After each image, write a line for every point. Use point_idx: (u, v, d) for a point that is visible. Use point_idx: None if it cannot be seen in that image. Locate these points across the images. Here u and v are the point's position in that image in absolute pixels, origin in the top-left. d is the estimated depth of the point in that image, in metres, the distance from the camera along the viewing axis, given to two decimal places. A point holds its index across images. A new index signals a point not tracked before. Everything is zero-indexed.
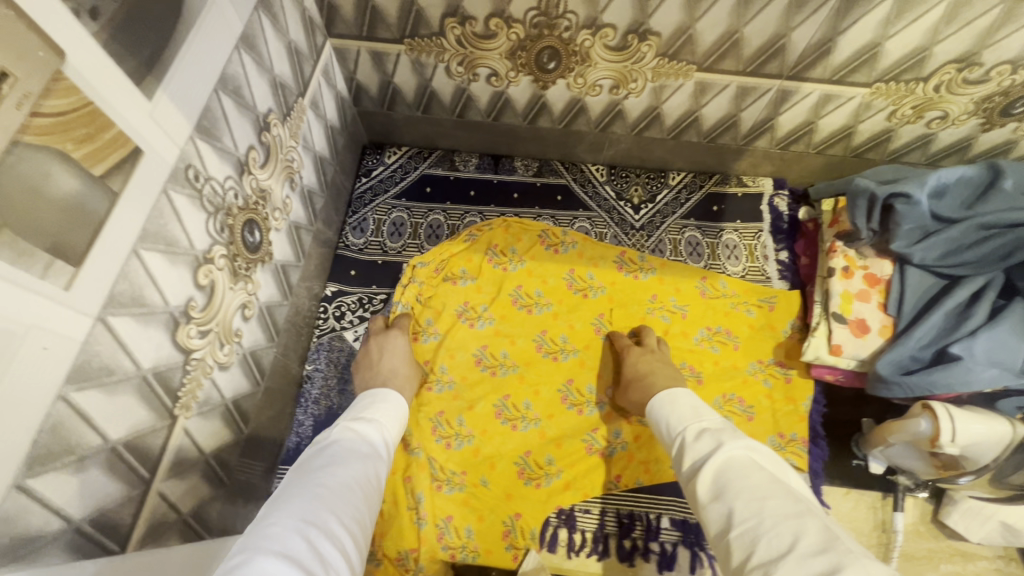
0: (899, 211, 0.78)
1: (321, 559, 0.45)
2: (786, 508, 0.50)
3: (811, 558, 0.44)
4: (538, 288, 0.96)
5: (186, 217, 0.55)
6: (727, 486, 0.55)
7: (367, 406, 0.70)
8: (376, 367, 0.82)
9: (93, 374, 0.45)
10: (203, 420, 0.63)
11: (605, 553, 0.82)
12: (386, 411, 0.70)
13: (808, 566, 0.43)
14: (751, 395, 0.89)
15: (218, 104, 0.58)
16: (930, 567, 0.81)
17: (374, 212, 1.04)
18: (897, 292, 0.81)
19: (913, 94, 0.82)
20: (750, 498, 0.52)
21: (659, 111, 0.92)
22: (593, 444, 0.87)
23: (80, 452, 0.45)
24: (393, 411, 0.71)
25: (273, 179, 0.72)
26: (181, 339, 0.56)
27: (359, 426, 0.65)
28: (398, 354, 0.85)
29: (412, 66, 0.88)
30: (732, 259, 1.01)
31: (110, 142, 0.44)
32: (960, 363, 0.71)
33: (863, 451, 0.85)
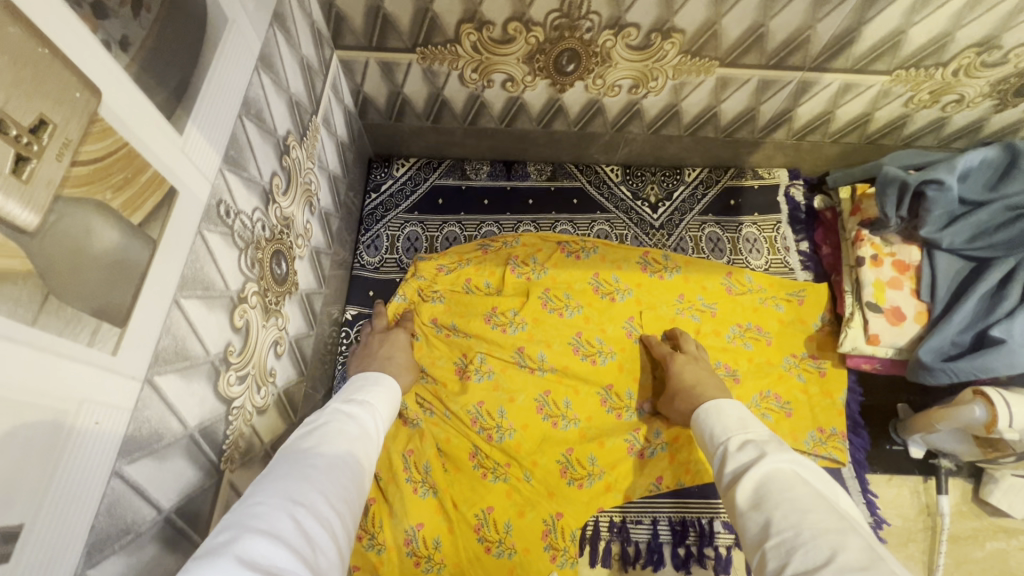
0: (930, 198, 0.77)
1: (310, 541, 0.40)
2: (828, 522, 0.45)
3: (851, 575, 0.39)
4: (566, 292, 0.94)
5: (220, 256, 0.50)
6: (767, 495, 0.50)
7: (357, 391, 0.65)
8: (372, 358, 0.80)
9: (145, 442, 0.41)
10: (247, 470, 0.59)
11: (660, 563, 0.81)
12: (379, 394, 0.65)
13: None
14: (786, 390, 0.89)
15: (242, 131, 0.54)
16: (975, 545, 0.82)
17: (387, 228, 1.00)
18: (929, 279, 0.82)
19: (931, 80, 0.82)
20: (790, 508, 0.47)
21: (677, 109, 0.90)
22: (634, 444, 0.85)
23: (136, 529, 0.41)
24: (386, 394, 0.66)
25: (294, 205, 0.68)
26: (222, 388, 0.52)
27: (351, 408, 0.59)
28: (399, 346, 0.84)
29: (423, 74, 0.84)
30: (754, 253, 1.01)
31: (146, 185, 0.40)
32: (1004, 346, 0.71)
33: (902, 436, 0.86)
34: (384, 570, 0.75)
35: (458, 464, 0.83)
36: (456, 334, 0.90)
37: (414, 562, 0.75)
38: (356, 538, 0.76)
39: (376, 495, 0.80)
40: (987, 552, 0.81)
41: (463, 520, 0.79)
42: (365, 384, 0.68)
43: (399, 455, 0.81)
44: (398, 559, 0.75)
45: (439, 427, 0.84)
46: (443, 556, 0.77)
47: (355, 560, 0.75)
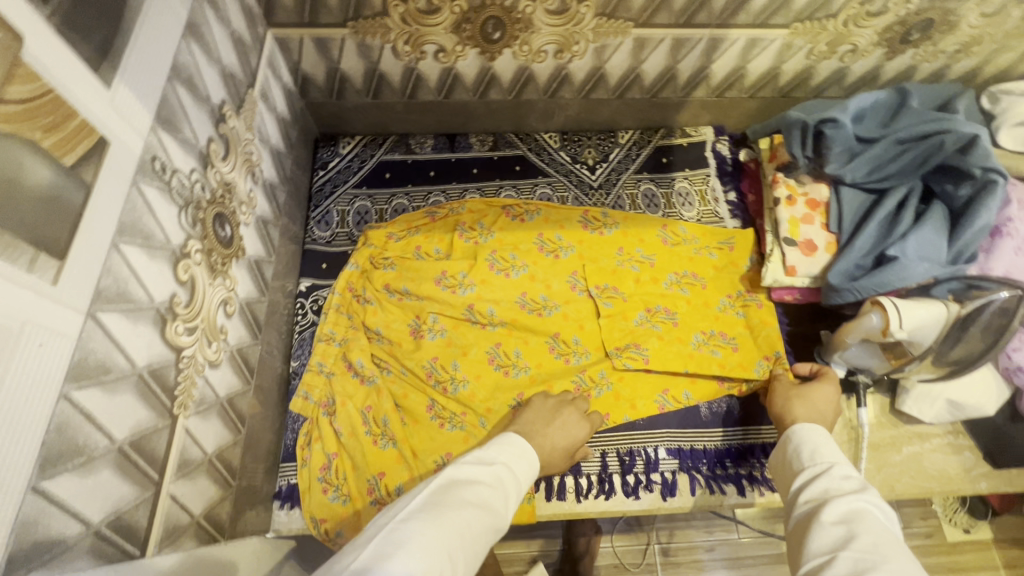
0: (829, 135, 0.86)
1: None
2: (913, 567, 0.49)
3: None
4: (512, 252, 0.99)
5: (158, 209, 0.54)
6: (859, 521, 0.55)
7: (514, 457, 0.66)
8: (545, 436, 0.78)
9: (92, 372, 0.44)
10: (203, 420, 0.62)
11: (612, 492, 0.85)
12: (530, 460, 0.67)
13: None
14: (728, 327, 0.95)
15: (174, 94, 0.57)
16: (894, 451, 0.90)
17: (336, 204, 1.03)
18: (836, 212, 0.89)
19: (826, 31, 0.90)
20: (880, 542, 0.52)
21: (603, 71, 0.96)
22: (581, 384, 0.91)
23: (88, 453, 0.44)
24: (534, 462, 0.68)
25: (235, 172, 0.71)
26: (170, 335, 0.55)
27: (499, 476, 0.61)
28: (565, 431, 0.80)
29: (358, 49, 0.88)
30: (687, 205, 1.08)
31: (76, 132, 0.43)
32: (897, 262, 0.79)
33: (825, 359, 0.92)
34: (350, 520, 0.80)
35: (417, 416, 0.87)
36: (409, 298, 0.94)
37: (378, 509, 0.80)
38: (320, 492, 0.81)
39: (337, 449, 0.84)
40: (903, 456, 0.90)
41: (424, 468, 0.83)
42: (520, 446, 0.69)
43: (358, 412, 0.86)
44: (363, 507, 0.81)
45: (396, 384, 0.89)
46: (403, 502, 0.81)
47: (321, 513, 0.80)
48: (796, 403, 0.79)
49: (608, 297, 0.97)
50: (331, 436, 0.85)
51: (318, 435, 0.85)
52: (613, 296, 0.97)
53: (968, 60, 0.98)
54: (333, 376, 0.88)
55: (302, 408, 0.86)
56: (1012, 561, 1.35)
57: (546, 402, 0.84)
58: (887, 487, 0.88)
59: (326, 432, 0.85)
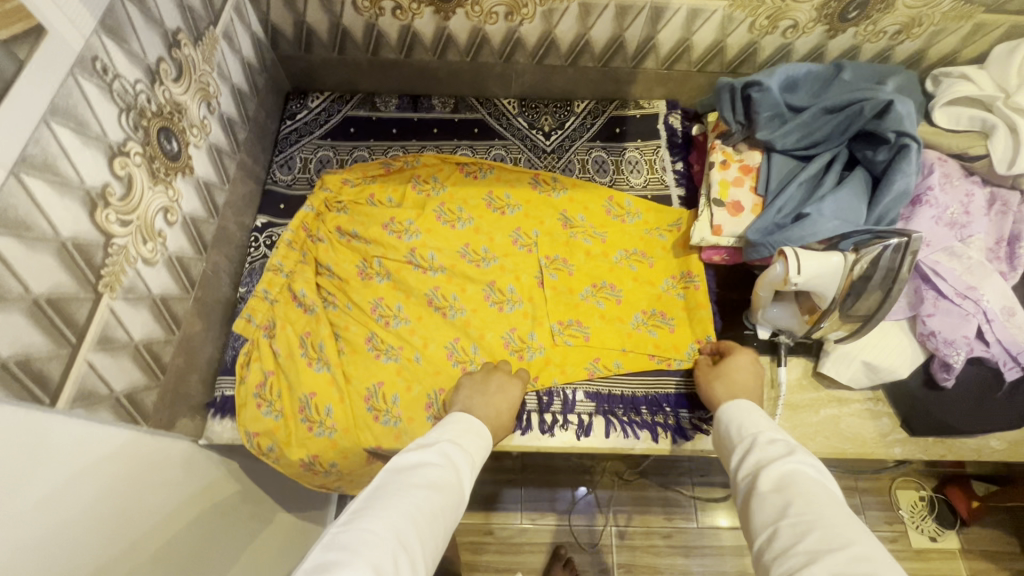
0: (755, 99, 0.89)
1: None
2: (845, 518, 0.51)
3: (859, 561, 0.46)
4: (460, 206, 1.05)
5: (96, 105, 0.60)
6: (792, 485, 0.56)
7: (462, 434, 0.69)
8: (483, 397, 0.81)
9: (11, 224, 0.50)
10: (131, 307, 0.68)
11: (528, 427, 0.88)
12: (478, 441, 0.70)
13: (853, 567, 0.45)
14: (669, 309, 0.97)
15: (123, 9, 0.64)
16: (812, 412, 0.92)
17: (300, 151, 1.09)
18: (765, 176, 0.93)
19: (764, 5, 0.94)
20: (811, 500, 0.53)
21: (553, 36, 1.01)
22: (511, 343, 0.93)
23: (1, 292, 0.50)
24: (482, 440, 0.71)
25: (187, 95, 0.78)
26: (100, 220, 0.62)
27: (453, 454, 0.65)
28: (506, 396, 0.82)
29: (322, 2, 0.95)
30: (635, 173, 1.12)
31: (13, 12, 0.49)
32: (809, 219, 0.83)
33: (752, 321, 0.95)
34: (282, 436, 0.85)
35: (355, 347, 0.92)
36: (357, 241, 0.99)
37: (307, 425, 0.86)
38: (254, 407, 0.86)
39: (275, 369, 0.89)
40: (821, 417, 0.92)
41: (356, 393, 0.88)
42: (464, 426, 0.72)
43: (297, 336, 0.91)
44: (294, 425, 0.86)
45: (339, 316, 0.94)
46: (333, 421, 0.86)
47: (254, 427, 0.85)
48: (715, 384, 0.81)
49: (555, 269, 1.00)
50: (270, 356, 0.89)
51: (257, 355, 0.89)
52: (561, 268, 1.00)
53: (911, 43, 1.01)
54: (276, 303, 0.93)
55: (244, 329, 0.91)
56: (976, 571, 1.34)
57: (475, 376, 0.86)
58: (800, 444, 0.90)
59: (265, 353, 0.90)
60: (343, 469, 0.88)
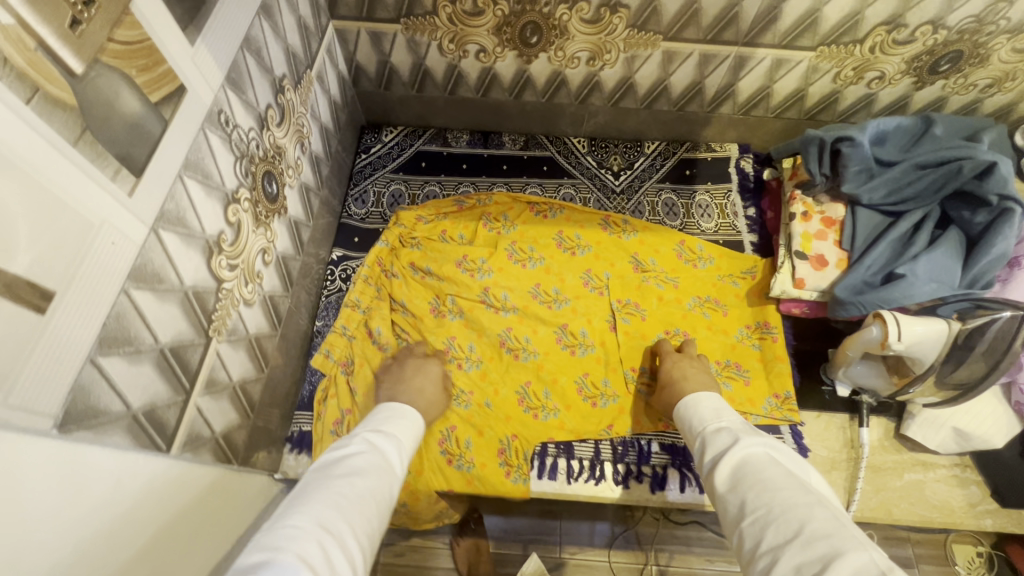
0: (846, 154, 0.87)
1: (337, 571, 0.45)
2: (798, 498, 0.54)
3: (814, 541, 0.49)
4: (531, 245, 1.05)
5: (219, 156, 0.62)
6: (742, 479, 0.60)
7: (385, 423, 0.69)
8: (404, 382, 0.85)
9: (148, 278, 0.52)
10: (232, 347, 0.69)
11: (602, 477, 0.87)
12: (403, 426, 0.70)
13: (809, 551, 0.48)
14: (743, 359, 0.95)
15: (244, 62, 0.66)
16: (895, 476, 0.89)
17: (374, 185, 1.11)
18: (850, 230, 0.91)
19: (852, 56, 0.93)
20: (761, 489, 0.57)
21: (632, 81, 1.01)
22: (584, 389, 0.93)
23: (137, 344, 0.51)
24: (410, 427, 0.71)
25: (287, 138, 0.80)
26: (214, 267, 0.63)
27: (377, 441, 0.64)
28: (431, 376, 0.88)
29: (408, 45, 0.97)
30: (705, 217, 1.10)
31: (163, 76, 0.51)
32: (903, 280, 0.80)
33: (830, 376, 0.93)
34: None
35: None
36: (431, 278, 1.00)
37: None
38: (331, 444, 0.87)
39: (351, 407, 0.89)
40: (905, 482, 0.88)
41: (429, 434, 0.88)
42: (389, 416, 0.72)
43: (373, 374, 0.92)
44: None
45: (412, 355, 0.94)
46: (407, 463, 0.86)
47: None
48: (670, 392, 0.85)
49: (627, 314, 0.99)
50: (347, 394, 0.90)
51: (334, 392, 0.90)
52: (634, 313, 0.99)
53: (1002, 96, 0.98)
54: (354, 339, 0.94)
55: (322, 364, 0.92)
56: None
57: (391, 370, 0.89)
58: (884, 510, 0.86)
59: (342, 389, 0.90)
60: (412, 511, 0.87)
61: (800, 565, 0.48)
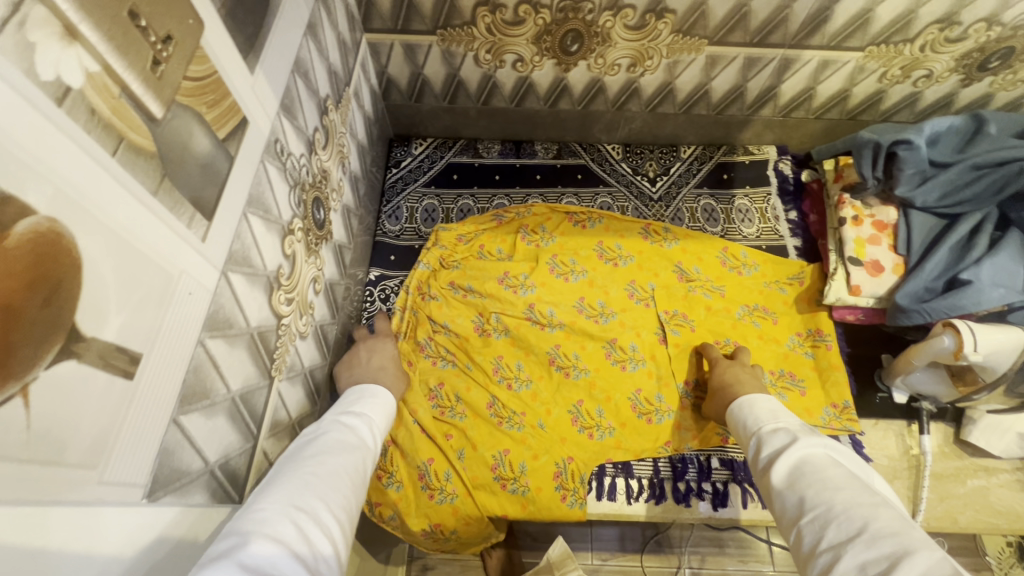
0: (902, 157, 0.86)
1: (313, 548, 0.42)
2: (861, 497, 0.50)
3: (880, 540, 0.44)
4: (572, 258, 1.02)
5: (276, 187, 0.59)
6: (801, 476, 0.56)
7: (352, 403, 0.66)
8: (363, 365, 0.81)
9: (220, 325, 0.49)
10: (290, 384, 0.66)
11: (663, 497, 0.85)
12: (374, 405, 0.67)
13: (875, 549, 0.44)
14: (797, 369, 0.93)
15: (295, 86, 0.63)
16: (958, 483, 0.87)
17: (406, 201, 1.08)
18: (905, 234, 0.89)
19: (901, 55, 0.91)
20: (822, 487, 0.53)
21: (672, 86, 0.99)
22: (638, 405, 0.90)
23: (211, 397, 0.48)
24: (381, 406, 0.68)
25: (331, 160, 0.77)
26: (274, 303, 0.60)
27: (347, 420, 0.61)
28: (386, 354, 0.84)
29: (443, 56, 0.94)
30: (746, 222, 1.08)
31: (228, 110, 0.48)
32: (971, 287, 0.78)
33: (886, 383, 0.92)
34: (402, 505, 0.83)
35: (477, 410, 0.88)
36: (472, 296, 0.96)
37: (428, 493, 0.83)
38: (377, 478, 0.84)
39: (390, 439, 0.87)
40: (968, 488, 0.87)
41: (481, 460, 0.85)
42: (357, 396, 0.69)
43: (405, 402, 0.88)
44: (414, 493, 0.84)
45: (459, 377, 0.90)
46: (454, 487, 0.83)
47: (376, 497, 0.84)
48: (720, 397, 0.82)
49: (676, 325, 0.96)
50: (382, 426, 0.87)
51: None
52: (682, 324, 0.97)
53: None
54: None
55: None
56: None
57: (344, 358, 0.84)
58: (950, 519, 0.85)
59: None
60: (463, 536, 0.84)
61: (865, 564, 0.44)
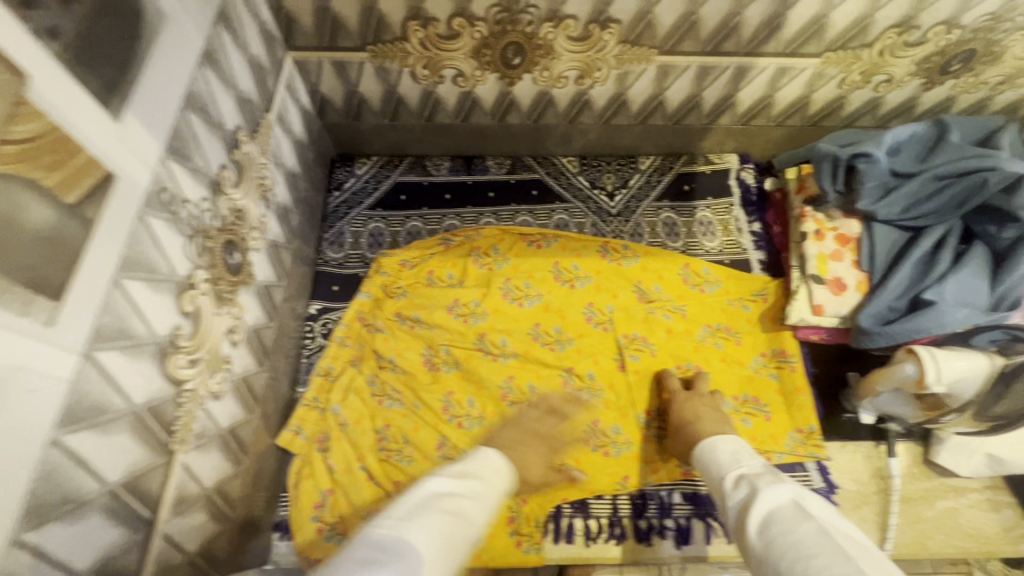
0: (861, 170, 0.82)
1: None
2: (834, 563, 0.45)
3: None
4: (527, 281, 0.97)
5: (165, 242, 0.53)
6: (773, 540, 0.51)
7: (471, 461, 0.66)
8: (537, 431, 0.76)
9: (86, 414, 0.43)
10: (201, 453, 0.60)
11: (623, 536, 0.81)
12: (489, 474, 0.65)
13: None
14: (762, 393, 0.89)
15: (187, 123, 0.56)
16: (927, 505, 0.84)
17: (350, 225, 1.02)
18: (868, 249, 0.85)
19: (860, 61, 0.86)
20: (795, 556, 0.48)
21: (624, 98, 0.93)
22: (594, 437, 0.86)
23: (77, 499, 0.42)
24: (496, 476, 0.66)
25: (247, 197, 0.70)
26: (171, 369, 0.54)
27: (461, 487, 0.60)
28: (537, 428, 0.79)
29: (377, 72, 0.87)
30: (708, 235, 1.04)
31: (80, 168, 0.42)
32: (934, 308, 0.75)
33: (853, 404, 0.88)
34: None
35: (425, 453, 0.82)
36: (421, 327, 0.91)
37: None
38: (315, 531, 0.77)
39: (331, 486, 0.80)
40: (937, 511, 0.84)
41: None
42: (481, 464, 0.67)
43: (353, 447, 0.82)
44: None
45: (406, 417, 0.85)
46: None
47: (314, 553, 0.76)
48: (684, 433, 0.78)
49: (636, 350, 0.92)
50: (324, 473, 0.81)
51: (309, 472, 0.81)
52: (642, 348, 0.92)
53: (1011, 93, 0.93)
54: (327, 412, 0.84)
55: (290, 443, 0.81)
56: None
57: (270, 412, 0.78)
58: (919, 545, 0.82)
59: (319, 469, 0.81)
60: None
61: None
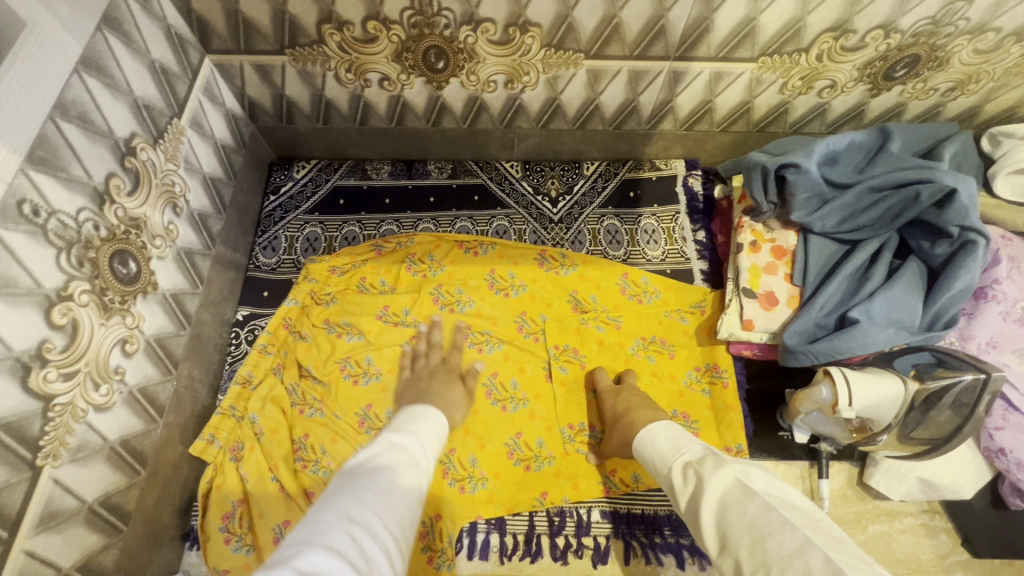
0: (791, 181, 0.78)
1: (366, 557, 0.38)
2: (786, 542, 0.44)
3: None
4: (460, 288, 0.94)
5: (26, 255, 0.52)
6: (726, 529, 0.50)
7: (407, 424, 0.62)
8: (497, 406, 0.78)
9: None
10: (80, 467, 0.60)
11: (538, 554, 0.80)
12: (423, 426, 0.62)
13: None
14: (692, 408, 0.87)
15: (56, 131, 0.55)
16: (858, 529, 0.81)
17: (285, 230, 1.00)
18: (802, 262, 0.82)
19: (798, 66, 0.82)
20: (750, 541, 0.46)
21: (558, 102, 0.91)
22: (515, 450, 0.84)
23: None
24: (429, 427, 0.63)
25: (147, 206, 0.69)
26: (36, 384, 0.53)
27: (397, 440, 0.57)
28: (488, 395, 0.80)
29: (301, 76, 0.86)
30: (651, 244, 1.01)
31: None
32: (859, 326, 0.72)
33: (788, 421, 0.84)
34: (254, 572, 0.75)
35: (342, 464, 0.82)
36: (347, 334, 0.90)
37: None
38: (223, 542, 0.76)
39: (243, 496, 0.79)
40: (869, 535, 0.81)
41: None
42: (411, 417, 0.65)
43: (267, 457, 0.81)
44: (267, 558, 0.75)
45: (326, 427, 0.84)
46: None
47: (221, 565, 0.76)
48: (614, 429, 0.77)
49: (565, 361, 0.90)
50: (237, 483, 0.80)
51: (221, 481, 0.79)
52: (572, 360, 0.90)
53: (965, 99, 0.89)
54: (243, 420, 0.84)
55: (203, 452, 0.81)
56: None
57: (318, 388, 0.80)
58: None
59: (230, 478, 0.80)
60: None
61: None
